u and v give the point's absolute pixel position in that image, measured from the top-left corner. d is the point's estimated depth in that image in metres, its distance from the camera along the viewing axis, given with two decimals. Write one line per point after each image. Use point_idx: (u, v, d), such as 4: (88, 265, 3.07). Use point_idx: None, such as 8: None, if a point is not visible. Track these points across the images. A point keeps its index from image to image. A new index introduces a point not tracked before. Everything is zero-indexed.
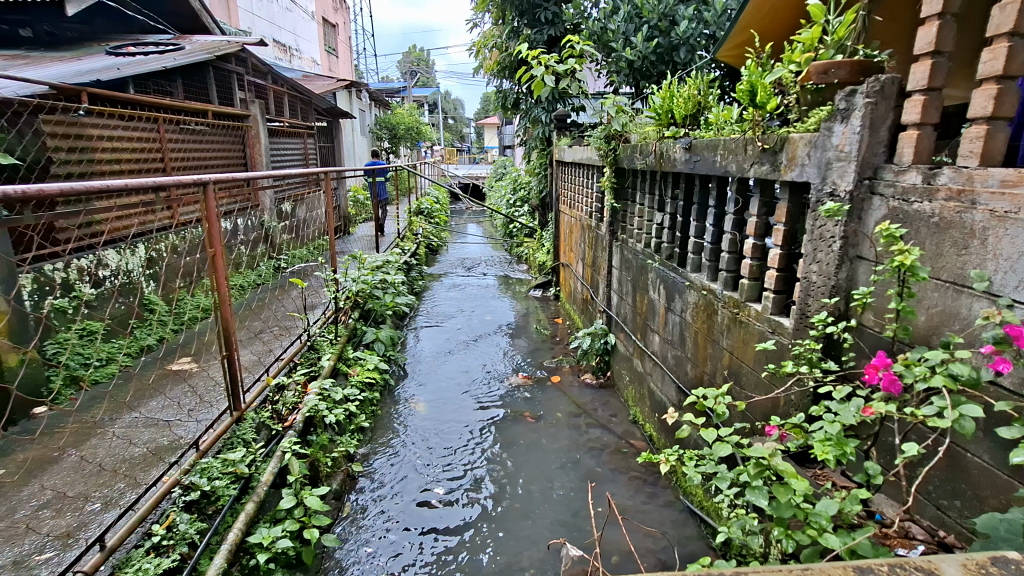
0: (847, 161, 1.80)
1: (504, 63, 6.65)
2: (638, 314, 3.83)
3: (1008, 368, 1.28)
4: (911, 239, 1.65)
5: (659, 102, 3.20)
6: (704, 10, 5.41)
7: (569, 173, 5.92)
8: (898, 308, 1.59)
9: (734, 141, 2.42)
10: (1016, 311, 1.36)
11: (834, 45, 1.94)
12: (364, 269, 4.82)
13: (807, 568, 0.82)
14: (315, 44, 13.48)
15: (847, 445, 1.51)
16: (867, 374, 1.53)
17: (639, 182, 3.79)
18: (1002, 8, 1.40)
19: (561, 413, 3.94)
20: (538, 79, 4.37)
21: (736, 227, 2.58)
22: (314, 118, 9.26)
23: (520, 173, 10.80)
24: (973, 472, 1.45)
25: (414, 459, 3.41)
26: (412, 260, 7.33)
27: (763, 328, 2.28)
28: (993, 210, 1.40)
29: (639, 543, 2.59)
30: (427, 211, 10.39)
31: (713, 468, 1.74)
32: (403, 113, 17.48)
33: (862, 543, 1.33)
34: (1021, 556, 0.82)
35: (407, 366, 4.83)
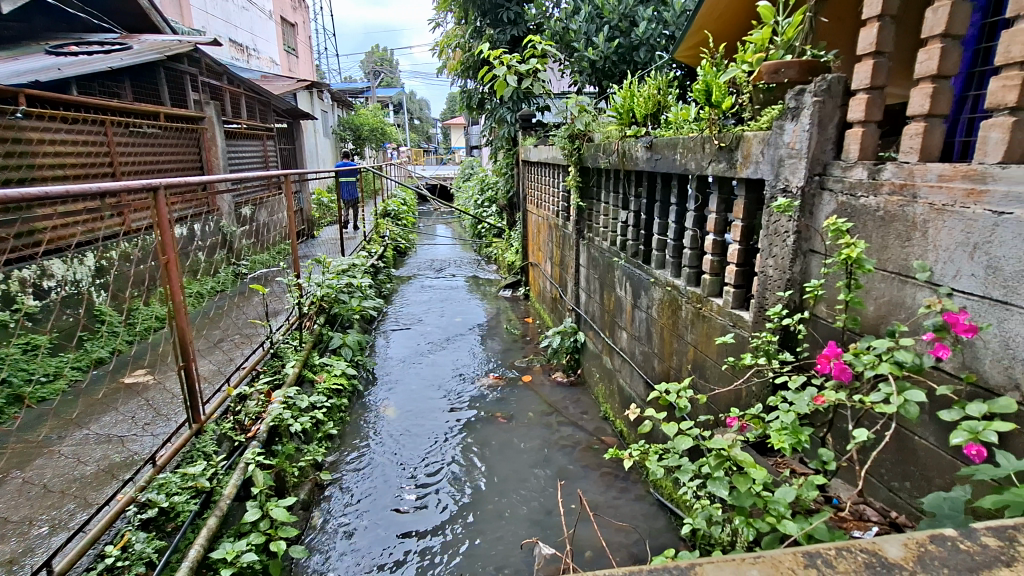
0: (798, 158, 1.86)
1: (468, 62, 6.63)
2: (606, 311, 3.87)
3: (947, 353, 1.34)
4: (858, 232, 1.71)
5: (620, 102, 3.24)
6: (664, 11, 5.48)
7: (535, 173, 5.94)
8: (847, 299, 1.66)
9: (692, 140, 2.47)
10: (955, 299, 1.43)
11: (784, 45, 2.00)
12: (330, 273, 4.73)
13: (757, 555, 0.82)
14: (274, 44, 13.15)
15: (802, 433, 1.57)
16: (819, 364, 1.58)
17: (603, 181, 3.83)
18: (935, 11, 1.46)
19: (533, 412, 3.94)
20: (500, 79, 4.36)
21: (697, 224, 2.62)
22: (274, 120, 9.03)
23: (487, 172, 10.78)
24: (921, 453, 1.51)
25: (384, 465, 3.37)
26: (379, 262, 7.24)
27: (725, 322, 2.33)
28: (932, 203, 1.47)
29: (611, 537, 2.62)
30: (394, 213, 10.28)
31: (677, 461, 1.77)
32: (368, 114, 17.24)
33: (818, 527, 1.37)
34: (957, 533, 0.85)
35: (376, 371, 4.76)
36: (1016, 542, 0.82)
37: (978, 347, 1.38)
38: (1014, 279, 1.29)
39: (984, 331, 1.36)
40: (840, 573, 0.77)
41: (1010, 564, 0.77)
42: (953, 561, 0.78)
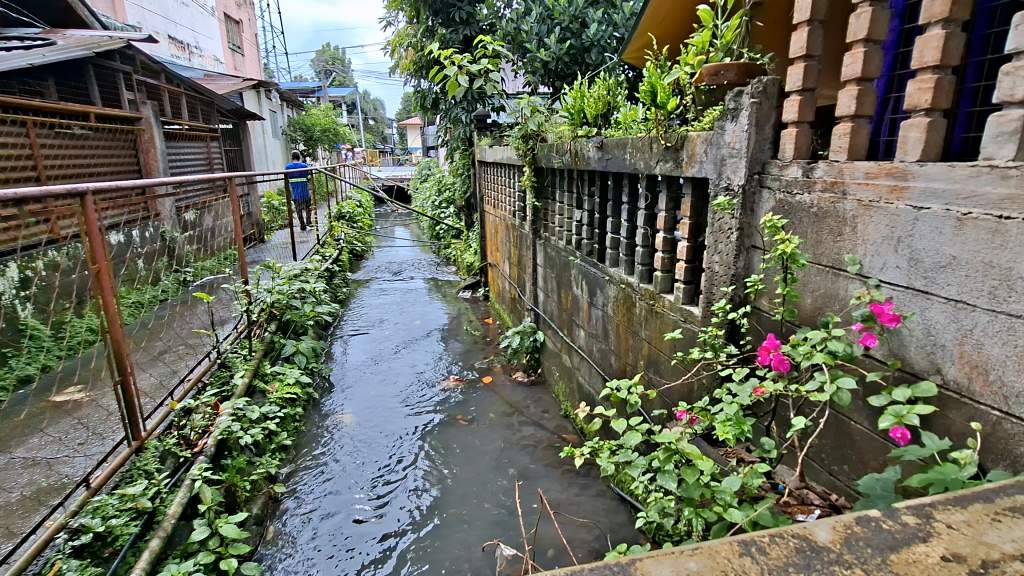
0: (738, 157, 1.92)
1: (420, 62, 6.53)
2: (563, 310, 3.90)
3: (875, 342, 1.42)
4: (795, 229, 1.79)
5: (571, 102, 3.26)
6: (613, 13, 5.60)
7: (492, 174, 5.94)
8: (785, 292, 1.73)
9: (641, 140, 2.52)
10: (882, 291, 1.51)
11: (723, 48, 2.07)
12: (280, 278, 4.58)
13: (695, 547, 0.84)
14: (217, 41, 12.64)
15: (745, 424, 1.62)
16: (760, 355, 1.64)
17: (557, 181, 3.87)
18: (857, 17, 1.54)
19: (494, 413, 3.94)
20: (452, 79, 4.32)
21: (647, 222, 2.67)
22: (218, 120, 8.67)
23: (445, 173, 10.70)
24: (857, 437, 1.59)
25: (342, 474, 3.28)
26: (334, 266, 7.07)
27: (676, 318, 2.39)
28: (860, 199, 1.55)
29: (573, 534, 2.64)
30: (350, 215, 10.03)
31: (629, 456, 1.80)
32: (319, 114, 16.78)
33: (762, 514, 1.43)
34: (881, 514, 0.89)
35: (333, 378, 4.64)
36: (932, 518, 0.87)
37: (903, 335, 1.47)
38: (934, 269, 1.37)
39: (908, 320, 1.45)
40: (772, 559, 0.80)
41: (926, 540, 0.81)
42: (876, 540, 0.82)
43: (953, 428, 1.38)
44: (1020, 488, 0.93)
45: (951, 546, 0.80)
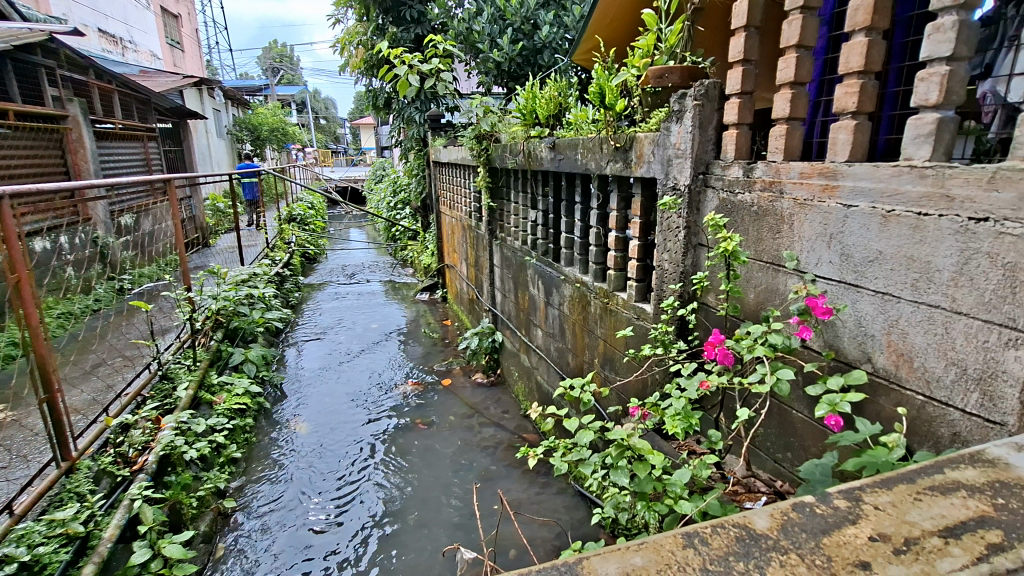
0: (683, 158, 1.98)
1: (371, 61, 6.38)
2: (521, 310, 3.91)
3: (810, 335, 1.49)
4: (737, 227, 1.85)
5: (523, 102, 3.27)
6: (563, 15, 5.66)
7: (447, 175, 5.90)
8: (728, 289, 1.80)
9: (591, 141, 2.56)
10: (818, 285, 1.59)
11: (667, 51, 2.12)
12: (226, 284, 4.40)
13: (640, 541, 0.85)
14: (154, 36, 12.02)
15: (693, 417, 1.67)
16: (706, 350, 1.70)
17: (512, 182, 3.88)
18: (790, 24, 1.60)
19: (454, 415, 3.91)
20: (402, 78, 4.25)
21: (600, 221, 2.71)
22: (156, 119, 8.24)
23: (400, 173, 10.54)
24: (798, 425, 1.66)
25: (296, 485, 3.18)
26: (285, 271, 6.85)
27: (629, 315, 2.43)
28: (796, 198, 1.62)
29: (535, 533, 2.65)
30: (301, 217, 9.73)
31: (585, 454, 1.83)
32: (267, 112, 16.20)
33: (711, 505, 1.48)
34: (815, 500, 0.93)
35: (286, 386, 4.49)
36: (862, 501, 0.91)
37: (837, 326, 1.55)
38: (863, 263, 1.45)
39: (840, 312, 1.53)
40: (713, 549, 0.82)
41: (855, 522, 0.85)
42: (811, 525, 0.85)
43: (883, 413, 1.46)
44: (939, 467, 0.99)
45: (878, 526, 0.84)
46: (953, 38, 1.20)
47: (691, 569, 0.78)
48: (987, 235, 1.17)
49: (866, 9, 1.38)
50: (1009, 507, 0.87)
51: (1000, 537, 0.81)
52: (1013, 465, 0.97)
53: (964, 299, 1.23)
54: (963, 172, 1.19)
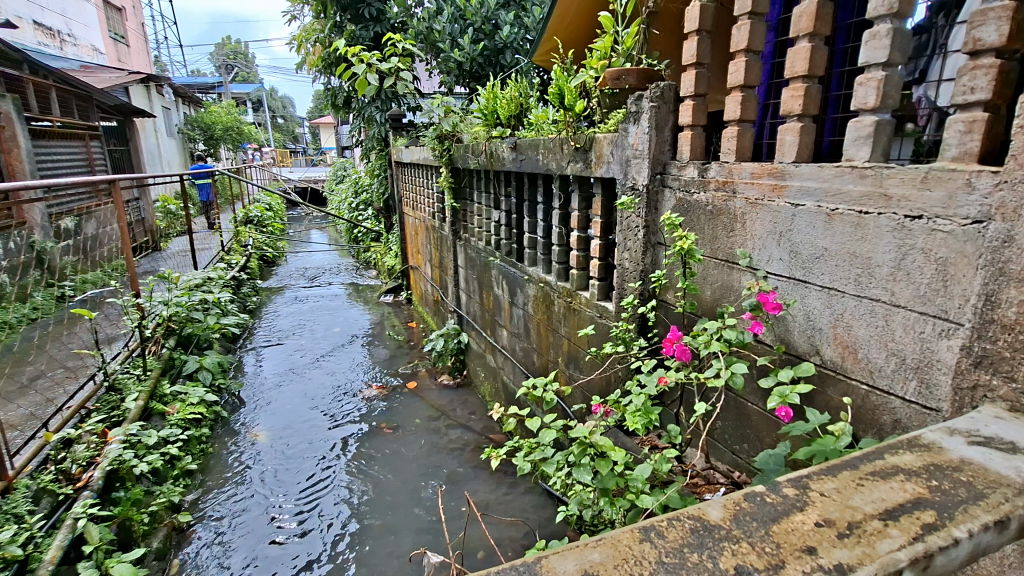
0: (641, 158, 2.02)
1: (329, 59, 6.24)
2: (485, 310, 3.91)
3: (762, 330, 1.55)
4: (694, 226, 1.90)
5: (484, 103, 3.27)
6: (524, 16, 5.68)
7: (409, 175, 5.83)
8: (685, 286, 1.85)
9: (552, 141, 2.57)
10: (770, 281, 1.65)
11: (624, 53, 2.16)
12: (178, 290, 4.23)
13: (598, 538, 0.86)
14: (96, 30, 11.43)
15: (653, 413, 1.70)
16: (664, 346, 1.73)
17: (474, 182, 3.88)
18: (739, 28, 1.65)
19: (420, 418, 3.86)
20: (361, 78, 4.15)
21: (562, 221, 2.73)
22: (99, 117, 7.84)
23: (361, 174, 10.37)
24: (754, 417, 1.72)
25: (257, 495, 3.08)
26: (241, 275, 6.64)
27: (592, 314, 2.46)
28: (748, 197, 1.67)
29: (502, 534, 2.65)
30: (258, 219, 9.44)
31: (549, 453, 1.84)
32: (220, 111, 15.64)
33: (671, 498, 1.52)
34: (766, 489, 0.96)
35: (244, 393, 4.35)
36: (809, 488, 0.95)
37: (788, 321, 1.61)
38: (810, 260, 1.51)
39: (790, 307, 1.59)
40: (669, 542, 0.83)
41: (803, 509, 0.89)
42: (761, 514, 0.88)
43: (830, 403, 1.53)
44: (880, 453, 1.04)
45: (824, 512, 0.88)
46: (888, 45, 1.27)
47: (647, 562, 0.79)
48: (921, 232, 1.23)
49: (809, 15, 1.43)
50: (942, 488, 0.92)
51: (933, 517, 0.85)
52: (946, 449, 1.03)
53: (902, 293, 1.30)
54: (899, 172, 1.26)
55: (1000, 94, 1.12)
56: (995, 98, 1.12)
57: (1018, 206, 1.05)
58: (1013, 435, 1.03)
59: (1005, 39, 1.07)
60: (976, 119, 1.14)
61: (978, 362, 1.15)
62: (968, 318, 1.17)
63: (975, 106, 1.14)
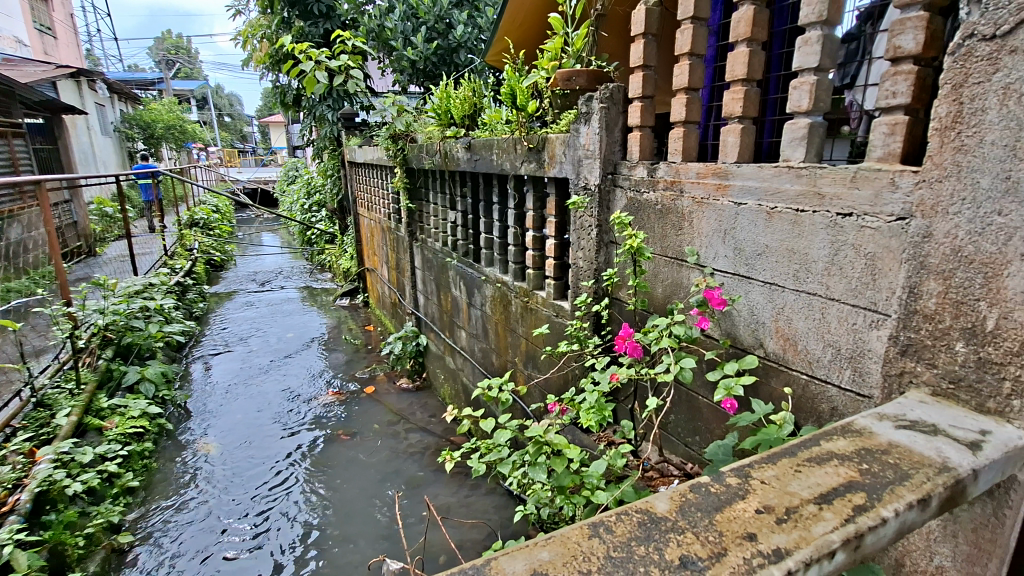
0: (593, 159, 2.05)
1: (276, 55, 6.05)
2: (443, 312, 3.88)
3: (708, 325, 1.59)
4: (645, 225, 1.94)
5: (437, 102, 3.24)
6: (477, 16, 5.67)
7: (363, 175, 5.72)
8: (636, 284, 1.88)
9: (505, 141, 2.58)
10: (716, 278, 1.70)
11: (574, 55, 2.18)
12: (115, 297, 4.01)
13: (549, 536, 0.86)
14: (19, 20, 10.67)
15: (606, 410, 1.73)
16: (617, 343, 1.76)
17: (430, 182, 3.84)
18: (683, 32, 1.70)
19: (378, 423, 3.79)
20: (309, 76, 4.02)
21: (517, 221, 2.74)
22: (23, 114, 7.32)
23: (313, 175, 10.09)
24: (704, 410, 1.77)
25: (205, 511, 2.95)
26: (186, 280, 6.34)
27: (548, 313, 2.48)
28: (695, 196, 1.72)
29: (464, 536, 2.64)
30: (204, 221, 9.02)
31: (505, 454, 1.83)
32: (161, 108, 14.87)
33: (625, 492, 1.55)
34: (711, 479, 0.99)
35: (191, 404, 4.15)
36: (750, 477, 0.98)
37: (733, 316, 1.67)
38: (753, 257, 1.57)
39: (736, 302, 1.65)
40: (617, 536, 0.85)
41: (744, 497, 0.92)
42: (705, 504, 0.91)
43: (773, 393, 1.59)
44: (816, 440, 1.09)
45: (763, 499, 0.91)
46: (819, 51, 1.33)
47: (596, 558, 0.80)
48: (852, 228, 1.30)
49: (747, 21, 1.49)
50: (872, 471, 0.97)
51: (863, 499, 0.90)
52: (876, 433, 1.09)
53: (836, 287, 1.36)
54: (831, 172, 1.32)
55: (918, 98, 1.19)
56: (914, 103, 1.19)
57: (936, 202, 1.12)
58: (935, 418, 1.10)
59: (922, 46, 1.15)
60: (898, 122, 1.21)
61: (904, 350, 1.22)
62: (894, 309, 1.24)
63: (897, 109, 1.21)
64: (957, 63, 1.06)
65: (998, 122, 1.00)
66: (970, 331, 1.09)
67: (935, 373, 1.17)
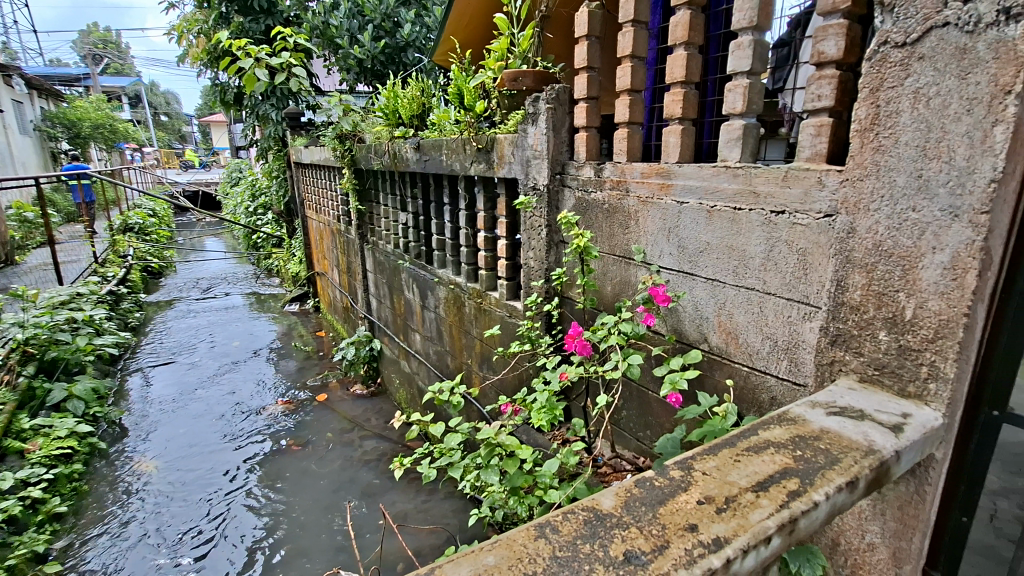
0: (541, 159, 2.06)
1: (214, 52, 5.79)
2: (396, 315, 3.81)
3: (653, 322, 1.63)
4: (594, 225, 1.97)
5: (385, 101, 3.18)
6: (425, 15, 5.59)
7: (311, 177, 5.55)
8: (585, 283, 1.91)
9: (454, 141, 2.56)
10: (662, 275, 1.74)
11: (520, 55, 2.19)
12: (37, 310, 3.86)
13: (495, 540, 0.85)
14: None
15: (557, 409, 1.75)
16: (566, 342, 1.77)
17: (379, 183, 3.76)
18: (624, 34, 1.73)
19: (331, 431, 3.68)
20: (249, 73, 3.85)
21: (469, 222, 2.73)
22: None
23: (258, 177, 9.72)
24: (654, 404, 1.80)
25: (143, 533, 2.78)
26: (120, 289, 5.98)
27: (502, 313, 2.48)
28: (640, 195, 1.76)
29: (422, 543, 2.59)
30: (140, 226, 8.46)
31: (457, 459, 1.81)
32: (88, 106, 13.96)
33: (577, 490, 1.56)
34: (656, 472, 1.01)
35: (127, 420, 3.92)
36: (693, 469, 1.01)
37: (679, 312, 1.71)
38: (695, 254, 1.62)
39: (681, 299, 1.69)
40: (563, 536, 0.85)
41: (686, 489, 0.94)
42: (649, 498, 0.92)
43: (717, 386, 1.65)
44: (754, 429, 1.13)
45: (704, 490, 0.93)
46: (750, 55, 1.38)
47: (541, 558, 0.80)
48: (785, 225, 1.36)
49: (684, 25, 1.53)
50: (805, 456, 1.01)
51: (797, 484, 0.94)
52: (809, 420, 1.13)
53: (773, 282, 1.42)
54: (765, 172, 1.38)
55: (840, 101, 1.26)
56: (837, 105, 1.26)
57: (858, 200, 1.18)
58: (863, 403, 1.16)
59: (843, 52, 1.21)
60: (823, 123, 1.27)
61: (834, 340, 1.29)
62: (824, 301, 1.31)
63: (822, 111, 1.28)
64: (873, 69, 1.12)
65: (910, 123, 1.07)
66: (891, 320, 1.16)
67: (862, 361, 1.23)
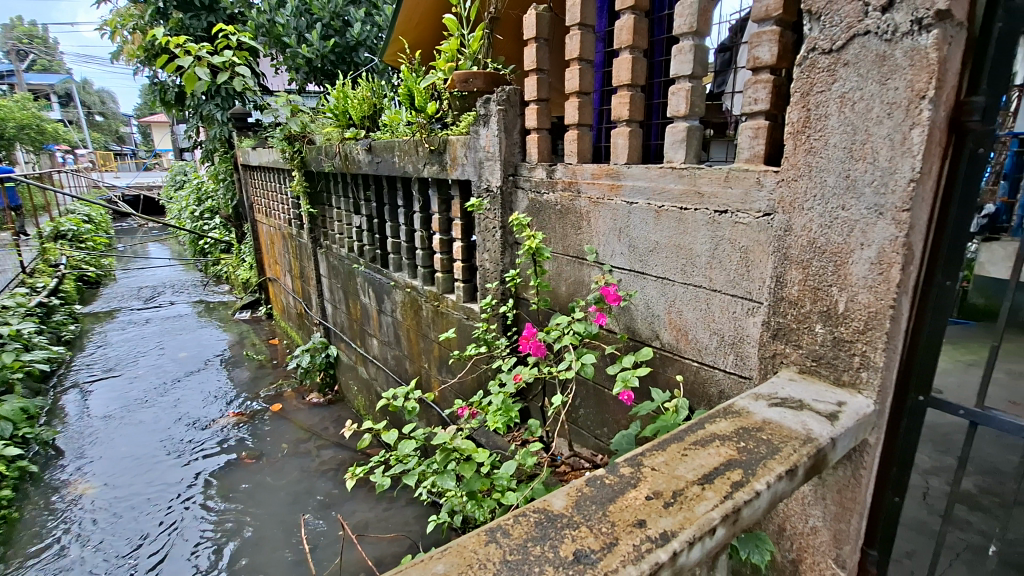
0: (493, 160, 2.06)
1: (151, 49, 5.51)
2: (353, 320, 3.72)
3: (606, 321, 1.65)
4: (547, 225, 1.98)
5: (334, 102, 3.10)
6: (375, 14, 5.48)
7: (259, 179, 5.36)
8: (539, 284, 1.92)
9: (407, 143, 2.52)
10: (614, 274, 1.77)
11: (470, 56, 2.18)
12: None
13: (445, 547, 0.84)
14: None
15: (513, 410, 1.74)
16: (521, 344, 1.77)
17: (331, 185, 3.67)
18: (572, 37, 1.75)
19: (287, 442, 3.56)
20: (188, 72, 3.69)
21: (424, 224, 2.70)
22: None
23: (204, 180, 9.32)
24: (610, 401, 1.83)
25: (82, 560, 2.62)
26: (52, 301, 5.62)
27: (459, 316, 2.46)
28: (591, 196, 1.78)
29: (383, 552, 2.54)
30: (72, 234, 7.99)
31: (413, 466, 1.78)
32: (12, 104, 13.03)
33: (535, 490, 1.57)
34: (607, 470, 1.02)
35: (63, 440, 3.68)
36: (642, 465, 1.02)
37: (631, 310, 1.74)
38: (645, 253, 1.65)
39: (632, 298, 1.72)
40: (514, 539, 0.85)
41: (636, 484, 0.96)
42: (599, 496, 0.93)
43: (669, 381, 1.69)
44: (701, 423, 1.16)
45: (653, 486, 0.95)
46: (692, 59, 1.42)
47: (491, 563, 0.79)
48: (728, 224, 1.40)
49: (628, 29, 1.56)
50: (748, 448, 1.05)
51: (740, 475, 0.97)
52: (753, 412, 1.17)
53: (717, 279, 1.47)
54: (708, 172, 1.42)
55: (775, 104, 1.31)
56: (772, 109, 1.31)
57: (793, 199, 1.24)
58: (802, 394, 1.22)
59: (776, 58, 1.26)
60: (760, 126, 1.32)
61: (775, 334, 1.34)
62: (765, 297, 1.36)
63: (759, 114, 1.33)
64: (804, 74, 1.17)
65: (838, 126, 1.12)
66: (826, 314, 1.22)
67: (801, 353, 1.29)
